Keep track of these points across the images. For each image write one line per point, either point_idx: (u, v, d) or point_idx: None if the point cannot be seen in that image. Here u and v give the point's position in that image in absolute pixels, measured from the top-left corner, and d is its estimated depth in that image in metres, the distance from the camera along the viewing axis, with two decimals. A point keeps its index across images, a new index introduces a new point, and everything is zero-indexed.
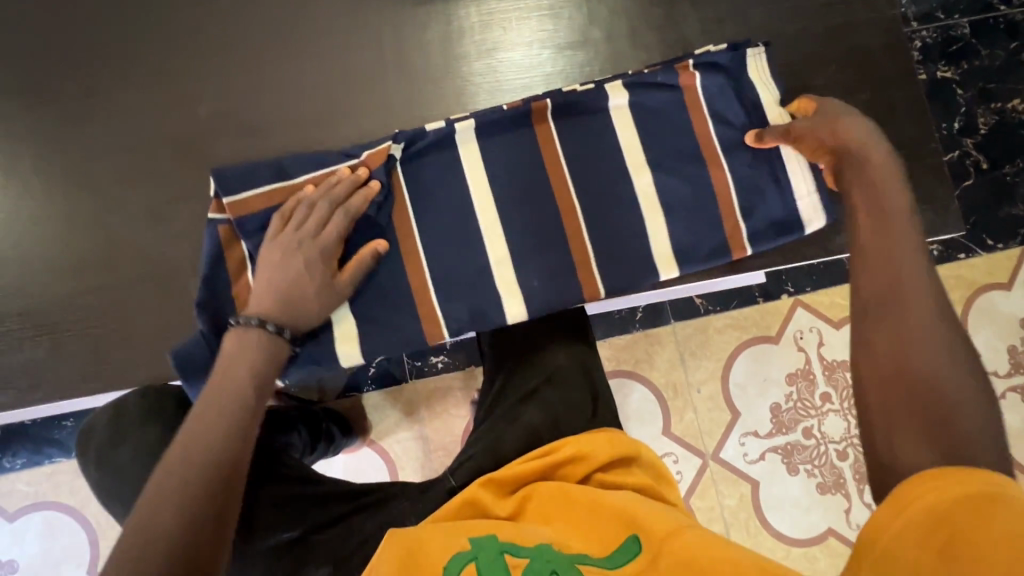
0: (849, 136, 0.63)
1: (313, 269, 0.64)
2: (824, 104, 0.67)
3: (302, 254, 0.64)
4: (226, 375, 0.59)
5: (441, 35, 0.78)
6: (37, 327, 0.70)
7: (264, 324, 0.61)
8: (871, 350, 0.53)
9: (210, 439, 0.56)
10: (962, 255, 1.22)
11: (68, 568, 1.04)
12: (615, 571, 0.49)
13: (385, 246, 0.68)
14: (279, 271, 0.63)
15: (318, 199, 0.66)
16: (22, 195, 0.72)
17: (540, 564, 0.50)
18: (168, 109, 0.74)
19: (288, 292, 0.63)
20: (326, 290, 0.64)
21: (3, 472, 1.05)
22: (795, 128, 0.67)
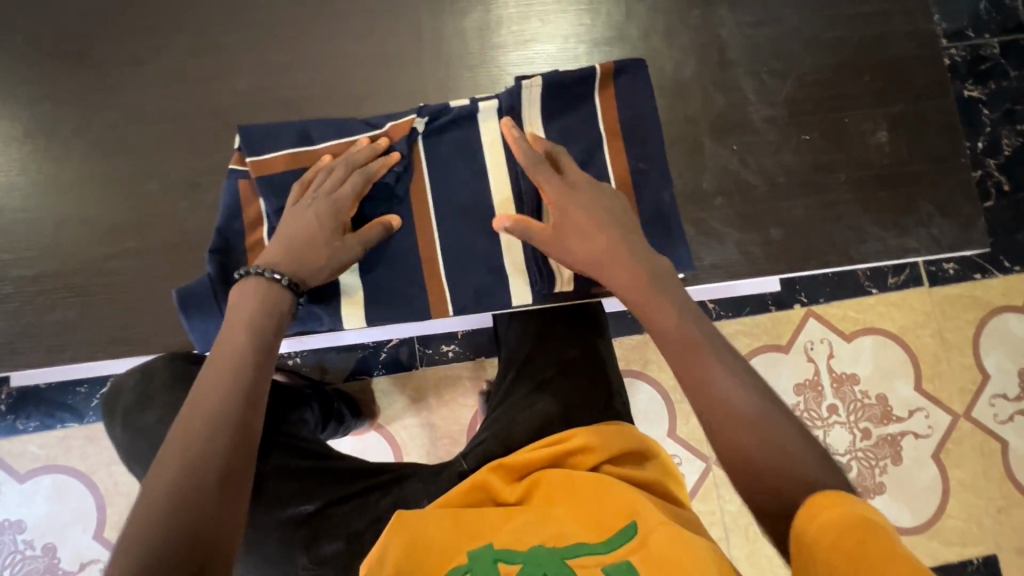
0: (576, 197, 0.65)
1: (323, 222, 0.63)
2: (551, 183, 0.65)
3: (313, 209, 0.64)
4: (234, 336, 0.57)
5: (480, 23, 0.78)
6: (69, 287, 0.71)
7: (264, 273, 0.61)
8: (726, 434, 0.51)
9: (217, 398, 0.53)
10: (979, 275, 1.21)
11: (75, 531, 1.06)
12: (608, 556, 0.49)
13: (398, 221, 0.68)
14: (290, 224, 0.63)
15: (336, 164, 0.66)
16: (59, 158, 0.73)
17: (530, 569, 0.48)
18: (206, 81, 0.75)
19: (297, 243, 0.63)
20: (334, 243, 0.64)
21: (15, 434, 1.07)
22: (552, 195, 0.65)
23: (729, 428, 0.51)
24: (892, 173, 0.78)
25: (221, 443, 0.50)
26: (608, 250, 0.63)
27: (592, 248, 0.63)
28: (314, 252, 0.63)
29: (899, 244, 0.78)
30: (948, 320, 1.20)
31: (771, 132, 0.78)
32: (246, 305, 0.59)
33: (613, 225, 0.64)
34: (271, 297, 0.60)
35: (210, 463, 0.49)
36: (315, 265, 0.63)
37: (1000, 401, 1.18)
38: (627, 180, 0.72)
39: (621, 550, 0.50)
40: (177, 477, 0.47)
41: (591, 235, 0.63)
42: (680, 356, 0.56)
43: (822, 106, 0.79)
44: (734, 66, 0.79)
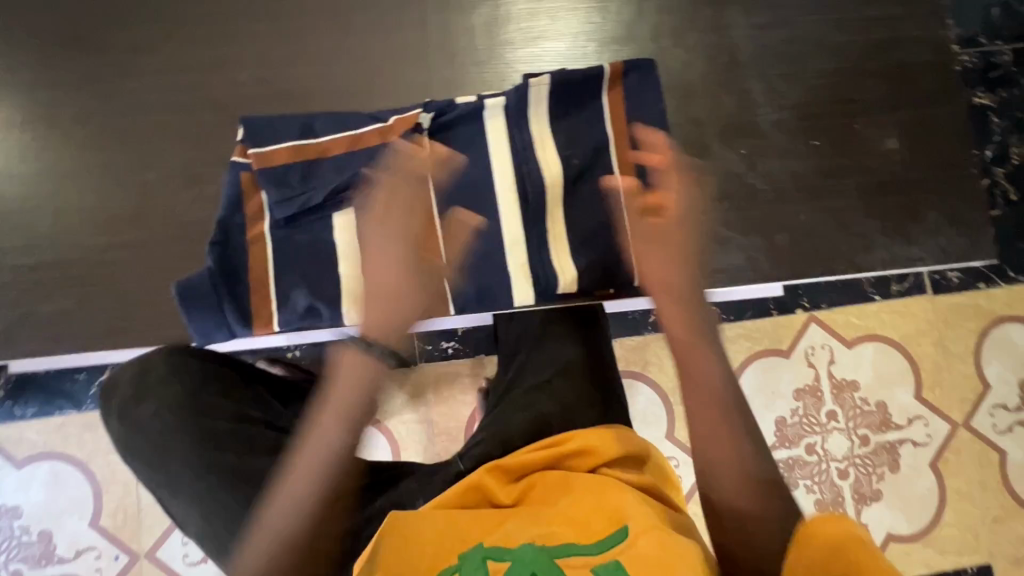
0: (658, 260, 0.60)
1: (416, 264, 0.60)
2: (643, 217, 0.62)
3: (404, 253, 0.60)
4: (340, 408, 0.56)
5: (488, 19, 0.77)
6: (68, 276, 0.70)
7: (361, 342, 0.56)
8: (740, 532, 0.53)
9: (309, 476, 0.54)
10: (983, 284, 1.21)
11: (71, 518, 1.06)
12: (599, 557, 0.50)
13: (480, 221, 0.70)
14: (382, 271, 0.59)
15: (387, 176, 0.64)
16: (60, 145, 0.72)
17: (519, 568, 0.49)
18: (210, 71, 0.74)
19: (393, 302, 0.58)
20: (423, 286, 0.61)
21: (13, 420, 1.06)
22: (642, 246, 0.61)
23: (733, 484, 0.54)
24: (901, 180, 0.78)
25: (308, 519, 0.53)
26: (683, 309, 0.59)
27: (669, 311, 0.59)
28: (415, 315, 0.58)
29: (905, 252, 0.77)
30: (951, 329, 1.19)
31: (780, 136, 0.77)
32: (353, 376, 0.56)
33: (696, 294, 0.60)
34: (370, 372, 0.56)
35: (297, 540, 0.52)
36: (414, 329, 0.58)
37: (999, 411, 1.18)
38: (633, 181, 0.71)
39: (610, 550, 0.51)
40: (266, 547, 0.52)
41: (674, 286, 0.59)
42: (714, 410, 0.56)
43: (832, 111, 0.78)
44: (744, 69, 0.78)
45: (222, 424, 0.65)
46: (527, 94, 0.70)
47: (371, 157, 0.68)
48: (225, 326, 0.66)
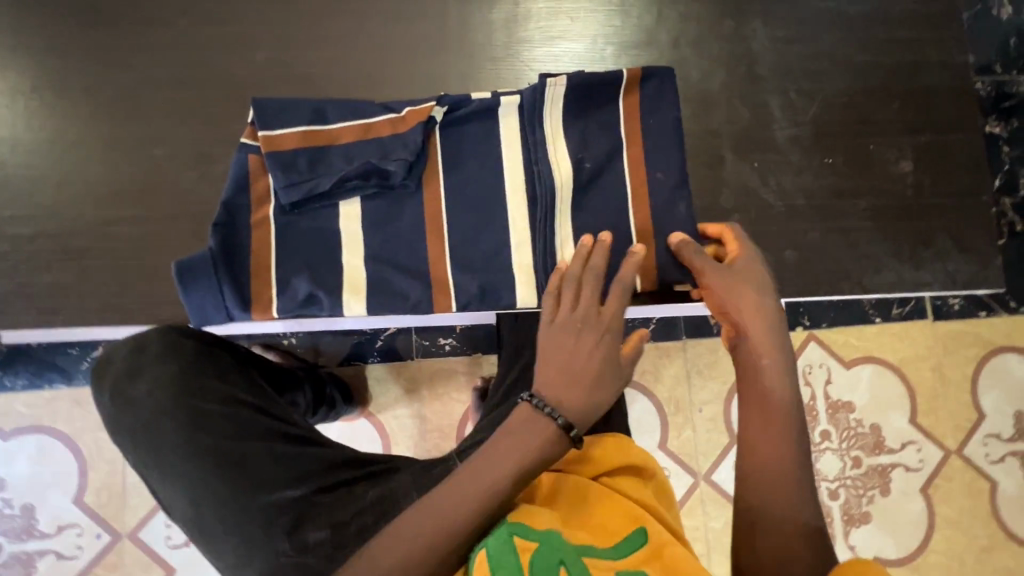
0: (750, 314, 0.63)
1: (604, 349, 0.59)
2: (719, 273, 0.64)
3: (596, 338, 0.59)
4: (485, 474, 0.54)
5: (508, 15, 0.77)
6: (67, 248, 0.69)
7: (555, 417, 0.55)
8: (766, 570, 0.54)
9: (439, 524, 0.53)
10: (984, 313, 1.20)
11: (55, 494, 1.05)
12: (621, 562, 0.52)
13: (642, 253, 0.65)
14: (572, 354, 0.58)
15: (583, 275, 0.62)
16: (66, 115, 0.71)
17: (546, 552, 0.51)
18: (223, 50, 0.74)
19: (583, 379, 0.57)
20: (617, 373, 0.59)
21: (2, 391, 1.05)
22: (742, 296, 0.63)
23: (784, 537, 0.55)
24: (913, 204, 0.77)
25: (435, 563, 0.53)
26: (770, 362, 0.62)
27: (760, 357, 0.62)
28: (602, 395, 0.57)
29: (912, 276, 0.77)
30: (950, 356, 1.19)
31: (795, 152, 0.77)
32: (526, 449, 0.54)
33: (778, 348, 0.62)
34: (528, 424, 0.55)
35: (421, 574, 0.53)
36: (602, 411, 0.57)
37: (993, 441, 1.17)
38: (643, 186, 0.70)
39: (633, 558, 0.52)
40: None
41: (766, 342, 0.62)
42: (782, 462, 0.58)
43: (848, 130, 0.77)
44: (763, 82, 0.77)
45: (211, 407, 0.64)
46: (542, 93, 0.69)
47: (381, 146, 0.67)
48: (224, 308, 0.65)
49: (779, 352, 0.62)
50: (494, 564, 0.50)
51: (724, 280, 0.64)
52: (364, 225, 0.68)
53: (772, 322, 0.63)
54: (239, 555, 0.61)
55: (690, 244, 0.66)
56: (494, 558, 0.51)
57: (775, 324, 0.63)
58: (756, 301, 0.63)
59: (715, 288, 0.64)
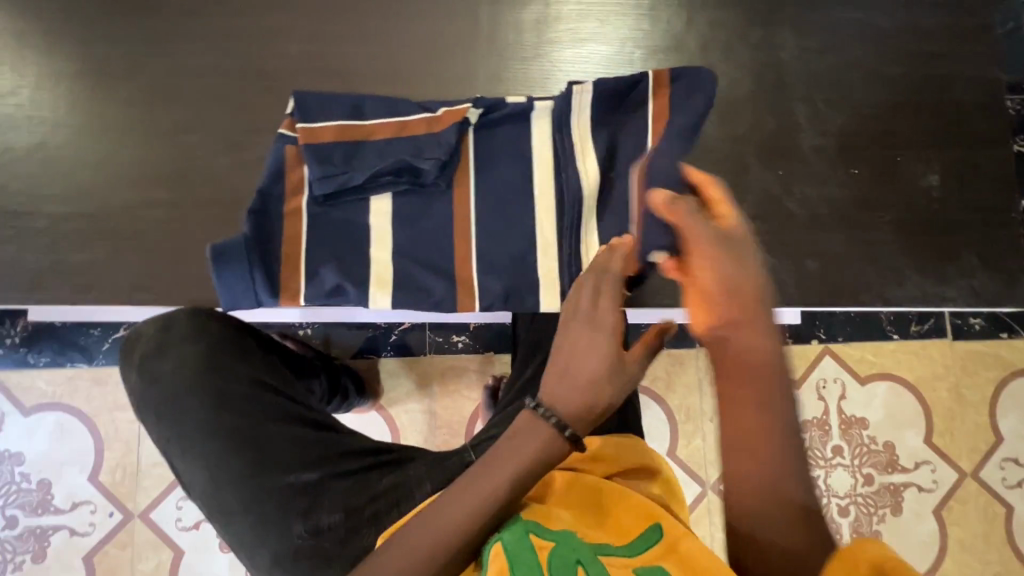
0: (740, 298, 0.49)
1: (602, 345, 0.52)
2: (723, 235, 0.51)
3: (590, 335, 0.52)
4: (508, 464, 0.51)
5: (538, 16, 0.77)
6: (100, 228, 0.71)
7: (563, 427, 0.51)
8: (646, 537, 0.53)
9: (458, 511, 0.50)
10: (1005, 334, 1.18)
11: (71, 471, 1.07)
12: (638, 558, 0.49)
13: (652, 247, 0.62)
14: (568, 353, 0.52)
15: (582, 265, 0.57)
16: (103, 100, 0.73)
17: (564, 551, 0.49)
18: (259, 42, 0.75)
19: (578, 380, 0.51)
20: (619, 369, 0.52)
21: (26, 367, 1.08)
22: (694, 263, 0.51)
23: (794, 528, 0.46)
24: (939, 219, 0.76)
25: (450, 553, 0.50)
26: (762, 358, 0.49)
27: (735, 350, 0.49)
28: (614, 390, 0.52)
29: (935, 291, 0.76)
30: (969, 376, 1.17)
31: (820, 162, 0.77)
32: (528, 455, 0.51)
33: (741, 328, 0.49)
34: (533, 425, 0.51)
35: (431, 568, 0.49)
36: (604, 410, 0.51)
37: (1011, 465, 1.15)
38: None
39: (649, 553, 0.50)
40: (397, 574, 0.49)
41: (756, 342, 0.49)
42: (780, 451, 0.47)
43: (875, 142, 0.77)
44: (791, 91, 0.77)
45: (235, 387, 0.65)
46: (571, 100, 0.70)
47: (415, 144, 0.68)
48: (254, 294, 0.66)
49: (770, 330, 0.49)
50: (512, 561, 0.48)
51: (726, 246, 0.50)
52: (389, 219, 0.69)
53: (740, 305, 0.48)
54: (254, 535, 0.62)
55: (678, 200, 0.52)
56: (511, 554, 0.48)
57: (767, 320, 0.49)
58: (735, 273, 0.49)
59: (718, 257, 0.50)
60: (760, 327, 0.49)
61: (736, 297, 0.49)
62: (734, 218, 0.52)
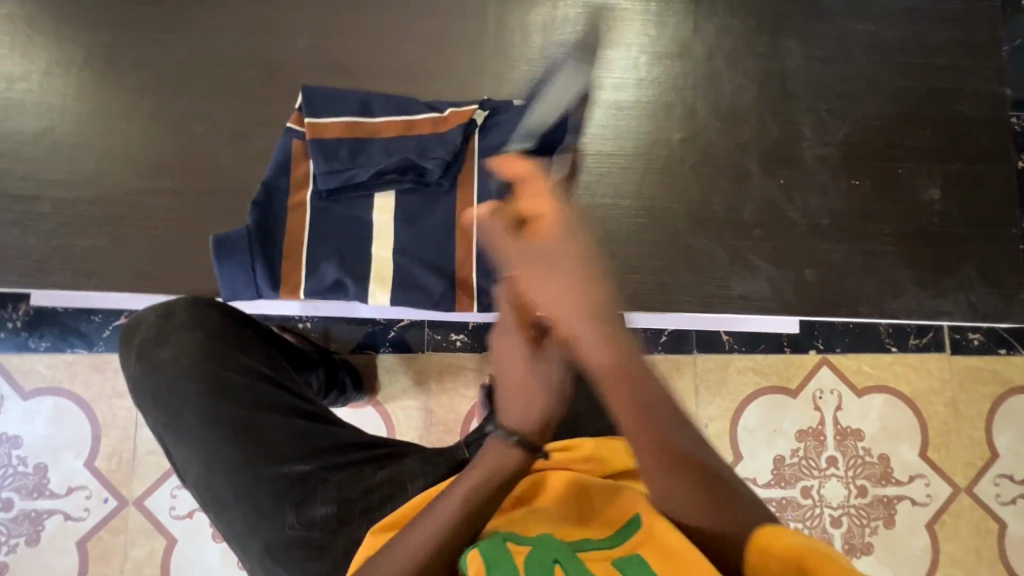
0: (563, 301, 0.48)
1: (518, 359, 0.53)
2: (522, 258, 0.50)
3: (506, 356, 0.54)
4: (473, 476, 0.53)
5: (546, 19, 0.78)
6: (105, 215, 0.72)
7: (512, 437, 0.54)
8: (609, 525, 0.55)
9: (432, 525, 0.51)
10: (1003, 350, 1.18)
11: (68, 455, 1.08)
12: (616, 551, 0.49)
13: None
14: (500, 376, 0.54)
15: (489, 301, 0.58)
16: (111, 87, 0.73)
17: (540, 553, 0.47)
18: (268, 35, 0.76)
19: (512, 396, 0.53)
20: (541, 371, 0.53)
21: (26, 352, 1.09)
22: (518, 273, 0.50)
23: (688, 498, 0.48)
24: (939, 233, 0.77)
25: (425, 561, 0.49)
26: (608, 349, 0.48)
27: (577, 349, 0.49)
28: (548, 398, 0.53)
29: (934, 305, 0.76)
30: (965, 391, 1.17)
31: (823, 172, 0.77)
32: (495, 478, 0.53)
33: (589, 321, 0.48)
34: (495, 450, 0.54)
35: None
36: (546, 410, 0.53)
37: (1005, 481, 1.15)
38: None
39: (627, 544, 0.49)
40: None
41: (591, 331, 0.48)
42: (654, 437, 0.48)
43: (878, 154, 0.77)
44: (795, 100, 0.78)
45: (234, 376, 0.66)
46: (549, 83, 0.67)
47: (420, 143, 0.69)
48: (254, 284, 0.67)
49: (605, 326, 0.48)
50: (489, 568, 0.46)
51: (522, 273, 0.50)
52: (392, 216, 0.70)
53: (573, 303, 0.48)
54: (248, 524, 0.62)
55: (488, 220, 0.54)
56: (488, 561, 0.46)
57: (594, 296, 0.48)
58: (553, 280, 0.48)
59: (525, 289, 0.50)
60: (579, 326, 0.48)
61: (556, 304, 0.48)
62: (557, 211, 0.51)
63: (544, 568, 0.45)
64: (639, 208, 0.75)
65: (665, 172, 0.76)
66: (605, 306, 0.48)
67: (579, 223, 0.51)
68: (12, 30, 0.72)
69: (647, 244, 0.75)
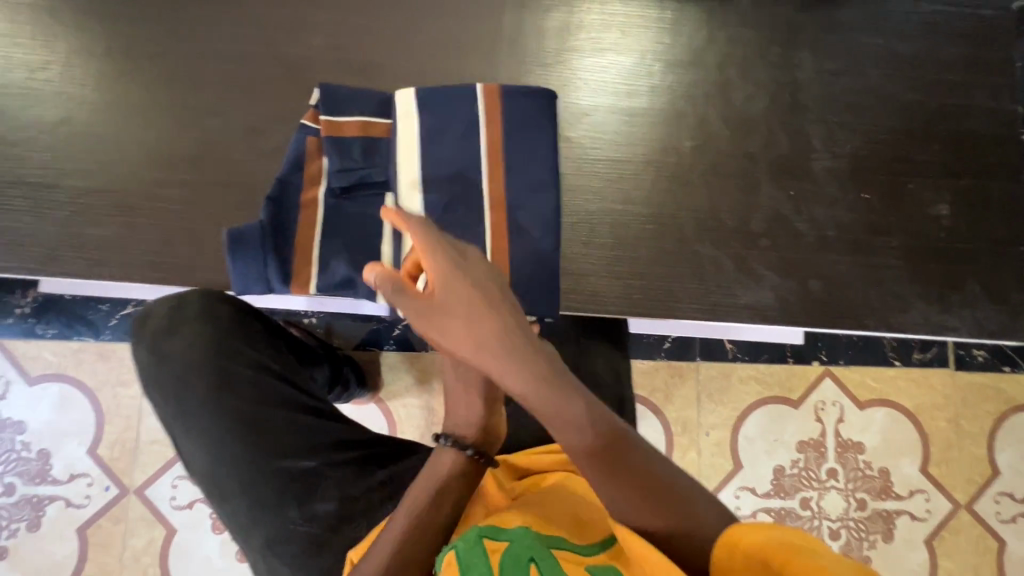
0: (479, 340, 0.48)
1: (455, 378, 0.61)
2: (428, 310, 0.48)
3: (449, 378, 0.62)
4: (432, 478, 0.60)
5: (560, 24, 0.78)
6: (118, 206, 0.72)
7: (463, 447, 0.61)
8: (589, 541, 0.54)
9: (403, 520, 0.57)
10: (1007, 367, 1.18)
11: (71, 442, 1.09)
12: (590, 559, 0.51)
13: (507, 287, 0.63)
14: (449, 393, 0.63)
15: None
16: (127, 79, 0.74)
17: (517, 550, 0.48)
18: (284, 32, 0.76)
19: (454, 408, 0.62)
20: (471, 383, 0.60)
21: (33, 338, 1.10)
22: (433, 319, 0.49)
23: (637, 504, 0.50)
24: (947, 248, 0.77)
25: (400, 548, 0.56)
26: (526, 375, 0.48)
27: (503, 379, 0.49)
28: (482, 409, 0.61)
29: (940, 320, 0.76)
30: (968, 408, 1.17)
31: (832, 184, 0.77)
32: (439, 477, 0.59)
33: (505, 348, 0.48)
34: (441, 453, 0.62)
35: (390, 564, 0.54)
36: (477, 417, 0.61)
37: (1005, 499, 1.15)
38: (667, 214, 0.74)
39: (602, 554, 0.52)
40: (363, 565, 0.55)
41: (510, 362, 0.48)
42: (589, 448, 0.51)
43: (887, 168, 0.78)
44: (806, 112, 0.78)
45: (241, 369, 0.67)
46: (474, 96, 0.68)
47: None
48: (264, 280, 0.67)
49: (518, 353, 0.49)
50: (464, 569, 0.47)
51: (432, 331, 0.49)
52: None
53: (487, 337, 0.48)
54: (251, 517, 0.63)
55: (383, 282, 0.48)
56: (463, 561, 0.47)
57: (505, 323, 0.49)
58: (467, 321, 0.48)
59: (440, 343, 0.49)
60: (495, 365, 0.48)
61: (473, 343, 0.48)
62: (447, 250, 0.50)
63: (520, 569, 0.47)
64: (648, 215, 0.76)
65: (675, 179, 0.77)
66: (514, 339, 0.48)
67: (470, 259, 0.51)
68: (34, 20, 0.73)
69: (654, 250, 0.75)
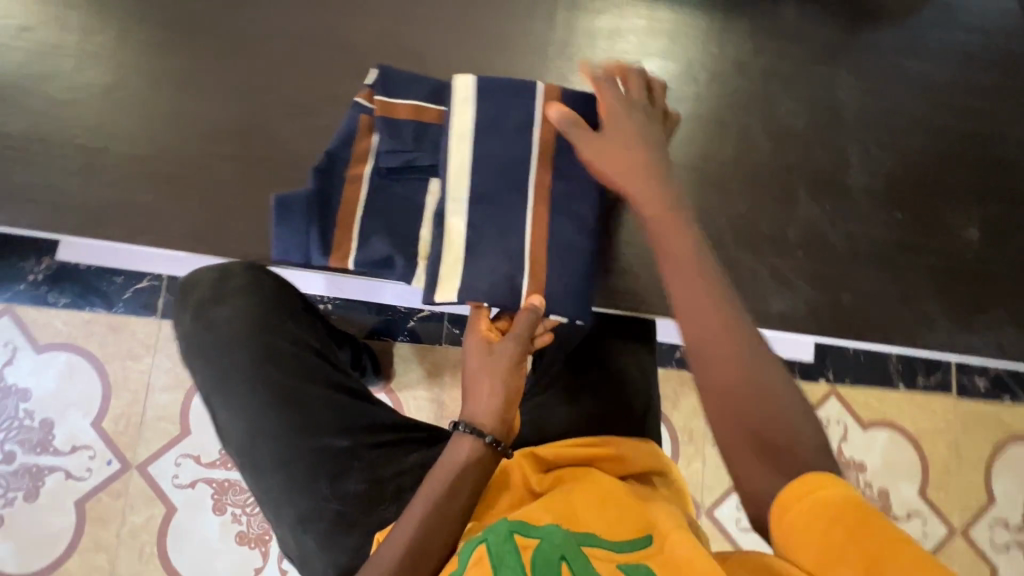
0: (625, 165, 0.55)
1: (495, 364, 0.61)
2: (595, 135, 0.58)
3: (483, 365, 0.61)
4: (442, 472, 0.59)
5: (611, 28, 0.80)
6: (156, 176, 0.72)
7: (482, 435, 0.59)
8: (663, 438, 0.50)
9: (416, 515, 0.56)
10: (1007, 397, 1.20)
11: (75, 413, 1.07)
12: (622, 556, 0.49)
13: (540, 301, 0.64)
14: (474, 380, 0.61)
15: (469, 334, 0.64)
16: (173, 49, 0.74)
17: (547, 548, 0.49)
18: (334, 14, 0.77)
19: (480, 393, 0.61)
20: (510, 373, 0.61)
21: (44, 306, 1.08)
22: (593, 140, 0.57)
23: (723, 364, 0.45)
24: (968, 273, 0.78)
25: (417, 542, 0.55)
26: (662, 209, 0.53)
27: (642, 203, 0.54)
28: (505, 401, 0.61)
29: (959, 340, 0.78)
30: (968, 434, 1.19)
31: (861, 202, 0.79)
32: (455, 465, 0.58)
33: (652, 178, 0.54)
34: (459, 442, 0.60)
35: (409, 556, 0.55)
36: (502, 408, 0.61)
37: (999, 526, 1.17)
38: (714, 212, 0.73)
39: (634, 553, 0.50)
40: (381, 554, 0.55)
41: (651, 189, 0.54)
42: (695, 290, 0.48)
43: (916, 190, 0.79)
44: (841, 130, 0.80)
45: (282, 343, 0.66)
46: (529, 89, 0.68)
47: None
48: (305, 250, 0.69)
49: (661, 189, 0.53)
50: (495, 560, 0.49)
51: (592, 151, 0.57)
52: None
53: (638, 161, 0.55)
54: (283, 491, 0.63)
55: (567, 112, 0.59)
56: (493, 554, 0.49)
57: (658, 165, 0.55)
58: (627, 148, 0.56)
59: (595, 161, 0.57)
60: (634, 184, 0.54)
61: (623, 163, 0.55)
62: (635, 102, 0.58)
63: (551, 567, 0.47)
64: None
65: (712, 187, 0.78)
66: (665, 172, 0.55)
67: (653, 115, 0.58)
68: None
69: None
